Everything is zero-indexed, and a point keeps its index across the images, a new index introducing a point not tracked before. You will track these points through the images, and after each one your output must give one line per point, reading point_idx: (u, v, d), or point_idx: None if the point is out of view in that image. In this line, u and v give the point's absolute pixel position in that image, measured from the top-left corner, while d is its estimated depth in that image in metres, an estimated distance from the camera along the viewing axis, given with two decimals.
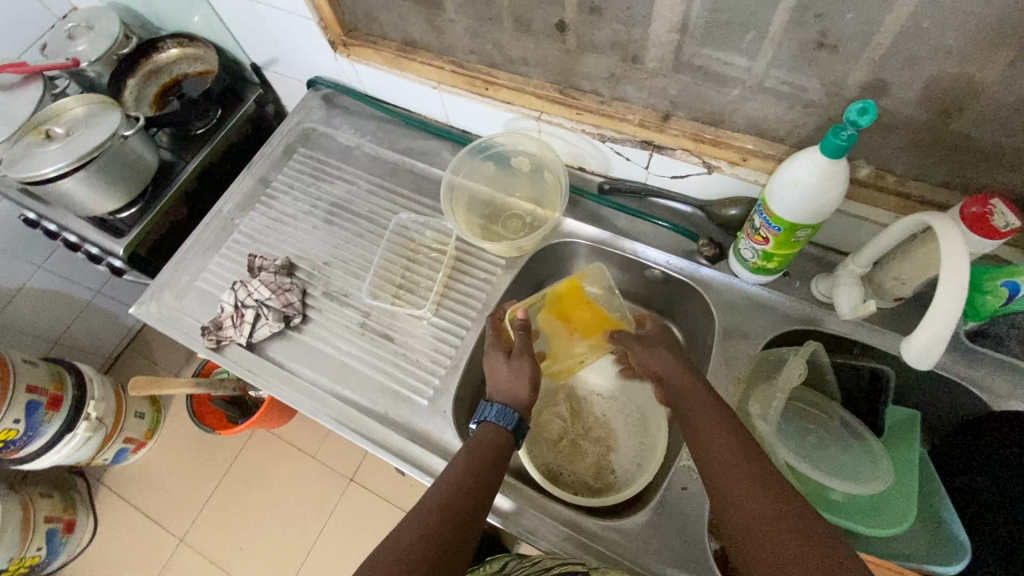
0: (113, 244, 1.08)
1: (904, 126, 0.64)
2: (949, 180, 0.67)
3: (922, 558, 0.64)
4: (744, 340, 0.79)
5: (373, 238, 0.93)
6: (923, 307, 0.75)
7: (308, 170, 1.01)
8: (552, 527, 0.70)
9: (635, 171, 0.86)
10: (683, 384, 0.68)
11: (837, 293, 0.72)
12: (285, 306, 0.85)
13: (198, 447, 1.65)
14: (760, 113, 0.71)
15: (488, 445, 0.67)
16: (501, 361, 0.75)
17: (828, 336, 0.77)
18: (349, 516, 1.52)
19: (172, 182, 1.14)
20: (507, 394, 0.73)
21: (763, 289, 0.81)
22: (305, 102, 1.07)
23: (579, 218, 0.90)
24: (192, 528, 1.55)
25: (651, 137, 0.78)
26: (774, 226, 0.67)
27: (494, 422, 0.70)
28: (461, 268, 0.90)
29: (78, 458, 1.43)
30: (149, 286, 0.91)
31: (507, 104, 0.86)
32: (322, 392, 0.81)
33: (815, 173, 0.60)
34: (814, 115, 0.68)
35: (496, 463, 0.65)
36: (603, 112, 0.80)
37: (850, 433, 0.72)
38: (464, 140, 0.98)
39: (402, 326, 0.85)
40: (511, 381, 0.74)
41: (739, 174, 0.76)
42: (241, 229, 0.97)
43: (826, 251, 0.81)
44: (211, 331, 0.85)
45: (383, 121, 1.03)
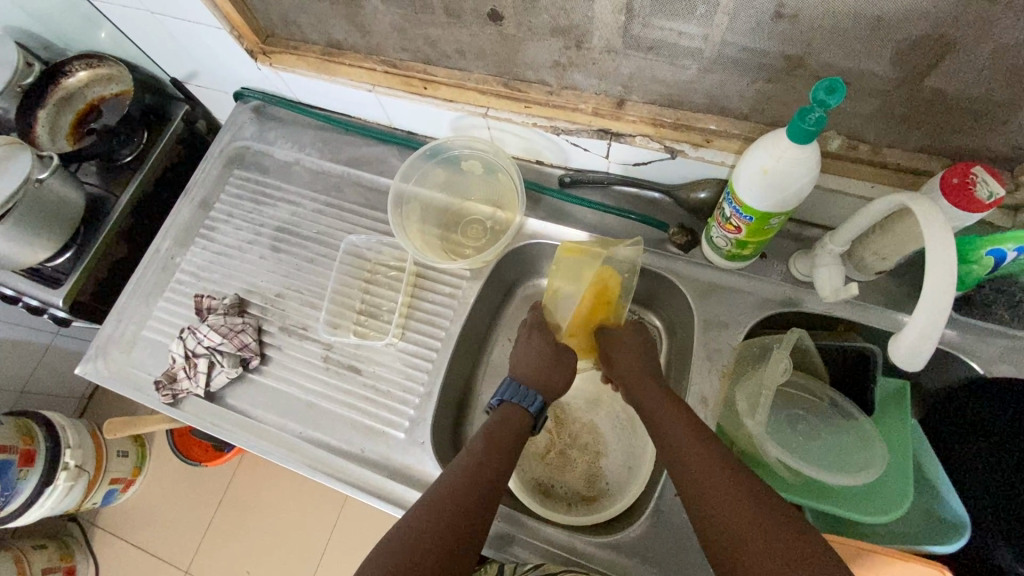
0: (50, 295, 1.01)
1: (876, 93, 0.59)
2: (924, 143, 0.63)
3: (922, 538, 0.63)
4: (725, 331, 0.75)
5: (326, 262, 0.87)
6: (902, 276, 0.72)
7: (247, 195, 0.93)
8: (545, 550, 0.68)
9: (596, 161, 0.80)
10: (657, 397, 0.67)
11: (816, 275, 0.69)
12: (241, 349, 0.80)
13: (188, 478, 1.60)
14: (721, 90, 0.65)
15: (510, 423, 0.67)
16: (521, 354, 0.76)
17: (810, 316, 0.74)
18: (350, 532, 1.50)
19: (104, 219, 1.05)
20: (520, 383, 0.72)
21: (741, 274, 0.76)
22: (235, 117, 0.98)
23: (542, 217, 0.84)
24: (195, 560, 1.53)
25: (608, 126, 0.73)
26: (745, 216, 0.63)
27: (513, 401, 0.70)
28: (423, 285, 0.84)
29: (64, 507, 1.39)
30: (94, 341, 0.85)
31: (449, 103, 0.79)
32: (292, 436, 0.77)
33: (783, 160, 0.55)
34: (780, 88, 0.62)
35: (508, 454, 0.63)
36: (553, 103, 0.74)
37: (840, 414, 0.71)
38: (411, 142, 0.91)
39: (367, 355, 0.81)
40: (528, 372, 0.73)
41: (704, 156, 0.71)
42: (182, 267, 0.90)
43: (801, 225, 0.77)
44: (165, 385, 0.79)
45: (321, 129, 0.95)
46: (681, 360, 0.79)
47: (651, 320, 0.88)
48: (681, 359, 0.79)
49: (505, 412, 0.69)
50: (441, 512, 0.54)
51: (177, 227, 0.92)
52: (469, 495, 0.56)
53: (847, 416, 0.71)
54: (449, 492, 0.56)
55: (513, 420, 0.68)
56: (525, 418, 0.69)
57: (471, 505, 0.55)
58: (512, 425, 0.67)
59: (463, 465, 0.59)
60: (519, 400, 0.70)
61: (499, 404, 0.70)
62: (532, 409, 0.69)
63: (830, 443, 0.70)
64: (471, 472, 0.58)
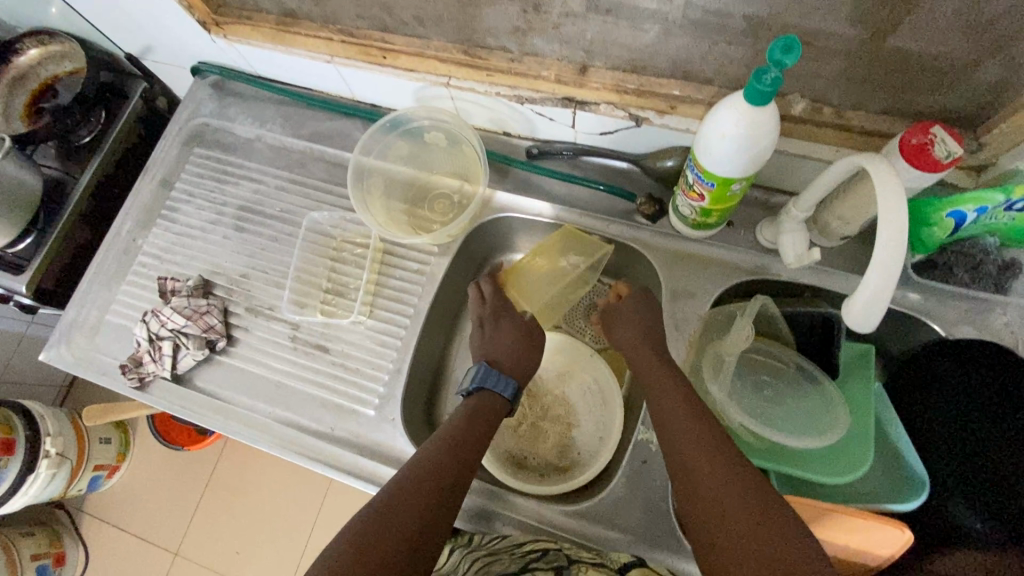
0: (13, 282, 0.98)
1: (837, 53, 0.58)
2: (888, 105, 0.62)
3: (882, 496, 0.65)
4: (693, 300, 0.75)
5: (291, 241, 0.85)
6: (867, 241, 0.72)
7: (208, 173, 0.91)
8: (518, 521, 0.68)
9: (561, 130, 0.78)
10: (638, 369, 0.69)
11: (781, 241, 0.68)
12: (206, 330, 0.79)
13: (173, 462, 1.61)
14: (683, 53, 0.64)
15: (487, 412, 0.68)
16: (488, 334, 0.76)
17: (777, 283, 0.74)
18: (337, 509, 1.52)
19: (65, 203, 1.02)
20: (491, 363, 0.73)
21: (709, 244, 0.76)
22: (193, 93, 0.95)
23: (510, 190, 0.83)
24: (185, 541, 1.54)
25: (571, 94, 0.71)
26: (708, 182, 0.61)
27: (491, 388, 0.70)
28: (390, 261, 0.83)
29: (48, 494, 1.39)
30: (57, 327, 0.84)
31: (410, 73, 0.77)
32: (262, 416, 0.77)
33: (741, 123, 0.54)
34: (742, 51, 0.61)
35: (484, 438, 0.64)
36: (516, 71, 0.72)
37: (805, 378, 0.72)
38: (374, 116, 0.88)
39: (335, 334, 0.80)
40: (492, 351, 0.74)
41: (669, 124, 0.70)
42: (145, 249, 0.88)
43: (769, 192, 0.76)
44: (131, 369, 0.78)
45: (283, 104, 0.92)
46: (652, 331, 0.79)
47: None
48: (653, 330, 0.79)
49: (481, 401, 0.69)
50: (423, 479, 0.57)
51: (137, 208, 0.90)
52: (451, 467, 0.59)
53: (812, 380, 0.72)
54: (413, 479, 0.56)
55: (490, 407, 0.69)
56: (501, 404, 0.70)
57: (443, 481, 0.57)
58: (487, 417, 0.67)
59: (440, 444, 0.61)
60: (495, 387, 0.70)
61: (477, 392, 0.70)
62: (508, 393, 0.70)
63: (795, 409, 0.70)
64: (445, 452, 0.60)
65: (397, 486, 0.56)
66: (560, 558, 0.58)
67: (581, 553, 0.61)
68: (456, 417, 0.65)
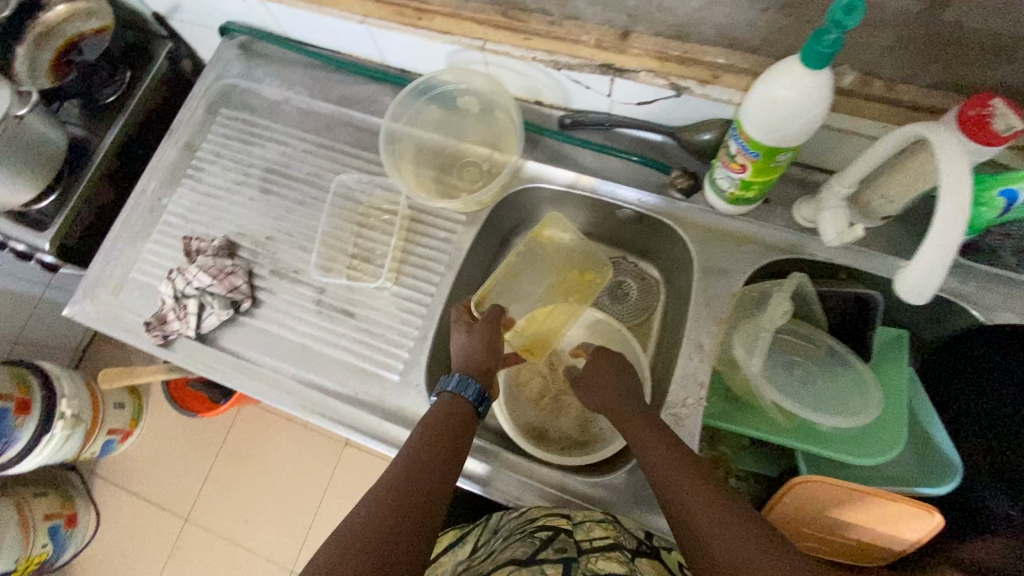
0: (36, 239, 0.98)
1: (894, 21, 0.56)
2: (942, 80, 0.60)
3: (911, 478, 0.65)
4: (725, 277, 0.73)
5: (318, 204, 0.84)
6: (907, 222, 0.71)
7: (234, 135, 0.90)
8: (541, 491, 0.68)
9: (597, 99, 0.77)
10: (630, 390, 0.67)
11: (820, 218, 0.67)
12: (231, 291, 0.79)
13: (185, 429, 1.62)
14: (731, 20, 0.62)
15: (452, 423, 0.62)
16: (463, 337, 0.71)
17: (811, 263, 0.73)
18: (348, 480, 1.53)
19: (89, 162, 1.01)
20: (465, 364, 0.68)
21: (744, 221, 0.74)
22: (220, 53, 0.94)
23: (541, 159, 0.81)
24: (195, 507, 1.56)
25: (611, 60, 0.69)
26: (752, 153, 0.60)
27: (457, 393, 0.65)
28: (417, 228, 0.82)
29: (62, 455, 1.40)
30: (81, 282, 0.84)
31: (444, 35, 0.75)
32: (286, 378, 0.77)
33: (795, 88, 0.52)
34: (793, 18, 0.59)
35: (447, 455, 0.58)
36: (555, 35, 0.70)
37: (836, 360, 0.71)
38: (404, 81, 0.87)
39: (360, 299, 0.79)
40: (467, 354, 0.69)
41: (711, 94, 0.68)
42: (170, 209, 0.87)
43: (808, 170, 0.74)
44: (155, 326, 0.78)
45: (311, 67, 0.91)
46: (681, 307, 0.78)
47: (650, 271, 0.87)
48: (681, 306, 0.78)
49: (444, 407, 0.64)
50: (383, 514, 0.50)
51: (163, 168, 0.89)
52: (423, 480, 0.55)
53: (844, 363, 0.70)
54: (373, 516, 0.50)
55: (456, 416, 0.63)
56: (468, 410, 0.64)
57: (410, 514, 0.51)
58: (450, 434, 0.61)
59: (396, 471, 0.55)
60: (459, 390, 0.64)
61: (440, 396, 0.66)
62: (472, 397, 0.65)
63: (825, 389, 0.69)
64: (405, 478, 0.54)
65: (363, 515, 0.50)
66: (570, 547, 0.55)
67: (592, 527, 0.59)
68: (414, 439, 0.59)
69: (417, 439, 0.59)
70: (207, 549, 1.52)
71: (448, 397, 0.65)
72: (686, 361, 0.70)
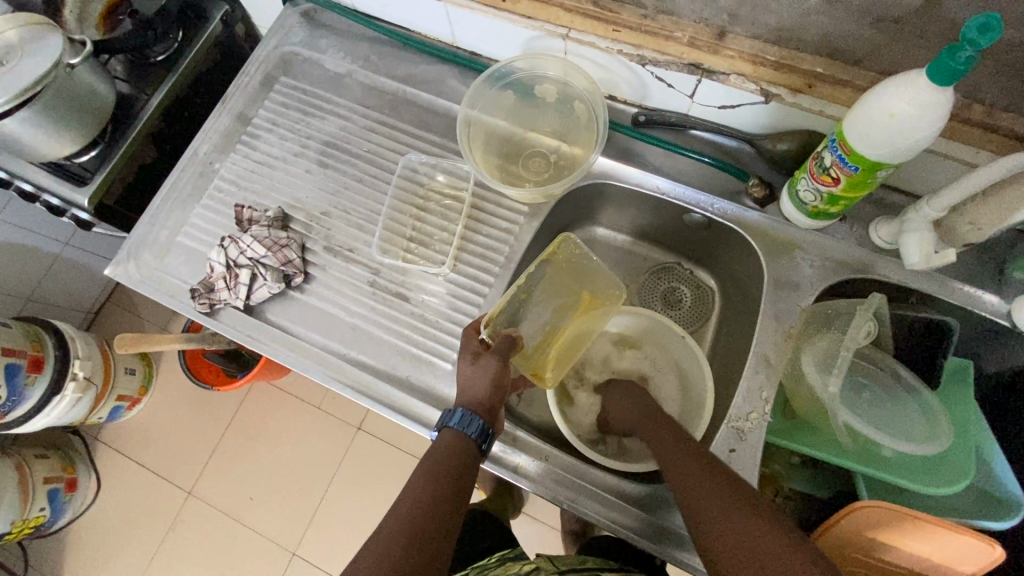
0: (75, 193, 0.95)
1: (1012, 45, 0.54)
2: None
3: (971, 513, 0.63)
4: (796, 292, 0.72)
5: (377, 182, 0.82)
6: (985, 251, 0.70)
7: (293, 104, 0.87)
8: (596, 496, 0.66)
9: (676, 99, 0.75)
10: (677, 430, 0.64)
11: (904, 240, 0.66)
12: (284, 264, 0.76)
13: (195, 401, 1.59)
14: (837, 28, 0.60)
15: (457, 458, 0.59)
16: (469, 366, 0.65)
17: (884, 284, 0.71)
18: (359, 465, 1.51)
19: (134, 120, 0.98)
20: (473, 399, 0.63)
21: (817, 236, 0.73)
22: (282, 20, 0.91)
23: (611, 155, 0.80)
24: (199, 481, 1.53)
25: (701, 60, 0.67)
26: (851, 167, 0.58)
27: (458, 429, 0.61)
28: (479, 215, 0.80)
29: (70, 419, 1.36)
30: (125, 242, 0.81)
31: (528, 20, 0.73)
32: (334, 357, 0.74)
33: (915, 103, 0.51)
34: (904, 32, 0.57)
35: (453, 486, 0.57)
36: (645, 28, 0.68)
37: (902, 386, 0.69)
38: (474, 64, 0.84)
39: (415, 283, 0.77)
40: (474, 385, 0.64)
41: (801, 103, 0.66)
42: (222, 174, 0.84)
43: (888, 191, 0.73)
44: (202, 294, 0.76)
45: (376, 42, 0.89)
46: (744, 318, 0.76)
47: (705, 279, 0.87)
48: (745, 317, 0.76)
49: (447, 447, 0.60)
50: (386, 561, 0.50)
51: (216, 132, 0.87)
52: (420, 533, 0.53)
53: (909, 389, 0.68)
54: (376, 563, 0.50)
55: (458, 455, 0.59)
56: (470, 446, 0.60)
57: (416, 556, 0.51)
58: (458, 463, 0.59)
59: (401, 512, 0.55)
60: (460, 426, 0.60)
61: (441, 432, 0.62)
62: (473, 433, 0.60)
63: (890, 415, 0.67)
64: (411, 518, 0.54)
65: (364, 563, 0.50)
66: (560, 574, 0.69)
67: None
68: (419, 472, 0.58)
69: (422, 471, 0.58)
70: (208, 525, 1.49)
71: (450, 437, 0.60)
72: (751, 374, 0.69)
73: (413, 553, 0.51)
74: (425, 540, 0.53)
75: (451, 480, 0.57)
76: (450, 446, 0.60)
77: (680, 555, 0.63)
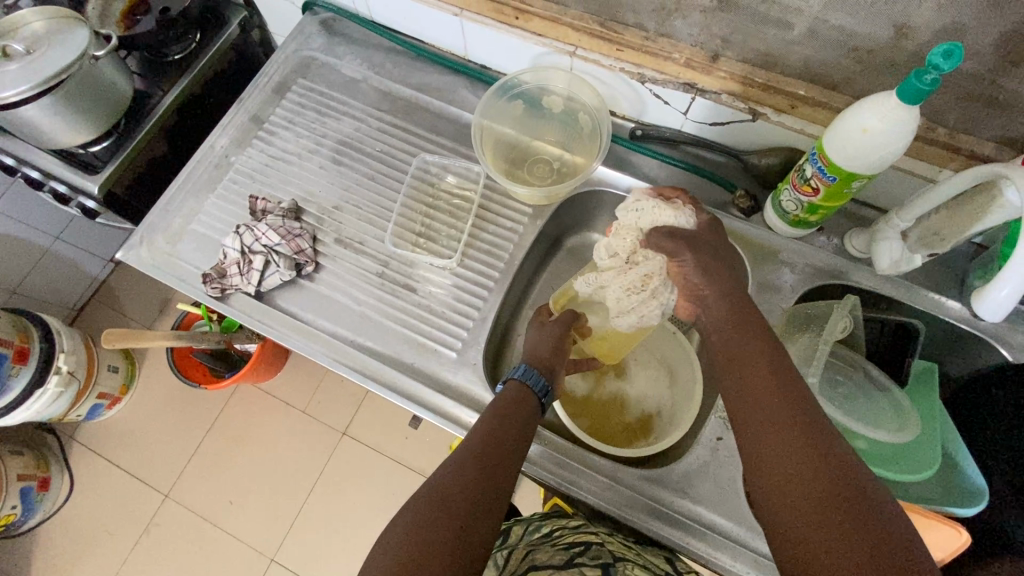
0: (84, 181, 0.97)
1: (965, 79, 0.62)
2: (1000, 134, 0.66)
3: (939, 500, 0.67)
4: (778, 295, 0.77)
5: (388, 181, 0.86)
6: (946, 263, 0.77)
7: (309, 105, 0.92)
8: (592, 479, 0.69)
9: (671, 116, 0.82)
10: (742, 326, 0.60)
11: (877, 247, 0.73)
12: (297, 253, 0.79)
13: (178, 401, 1.57)
14: (816, 57, 0.67)
15: (523, 403, 0.64)
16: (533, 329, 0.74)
17: (856, 289, 0.77)
18: (344, 469, 1.50)
19: (148, 114, 1.01)
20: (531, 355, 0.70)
21: (797, 244, 0.79)
22: (302, 27, 0.96)
23: (610, 165, 0.85)
24: (178, 483, 1.50)
25: (695, 79, 0.74)
26: (829, 176, 0.65)
27: (521, 380, 0.66)
28: (485, 215, 0.85)
29: (50, 413, 1.33)
30: (138, 227, 0.83)
31: (539, 37, 0.79)
32: (342, 343, 0.77)
33: (886, 119, 0.58)
34: (875, 62, 0.64)
35: (518, 427, 0.61)
36: (646, 49, 0.74)
37: (873, 384, 0.74)
38: (485, 77, 0.90)
39: (422, 276, 0.81)
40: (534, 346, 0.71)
41: (784, 122, 0.74)
42: (237, 167, 0.88)
43: (860, 206, 0.80)
44: (215, 279, 0.78)
45: (392, 52, 0.94)
46: None
47: None
48: None
49: (513, 395, 0.65)
50: (462, 484, 0.54)
51: (234, 127, 0.90)
52: (488, 462, 0.57)
53: (880, 387, 0.74)
54: (451, 485, 0.54)
55: (523, 402, 0.64)
56: (533, 397, 0.66)
57: (492, 482, 0.56)
58: (522, 409, 0.64)
59: (472, 443, 0.58)
60: (523, 377, 0.66)
61: (506, 381, 0.67)
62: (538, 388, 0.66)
63: (864, 408, 0.72)
64: (482, 449, 0.58)
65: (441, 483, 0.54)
66: (606, 555, 0.65)
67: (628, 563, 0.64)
68: (493, 410, 0.63)
69: (491, 412, 0.62)
70: (184, 529, 1.46)
71: (515, 387, 0.66)
72: None
73: (486, 479, 0.55)
74: (497, 469, 0.57)
75: (517, 423, 0.62)
76: (513, 393, 0.65)
77: (670, 535, 0.66)
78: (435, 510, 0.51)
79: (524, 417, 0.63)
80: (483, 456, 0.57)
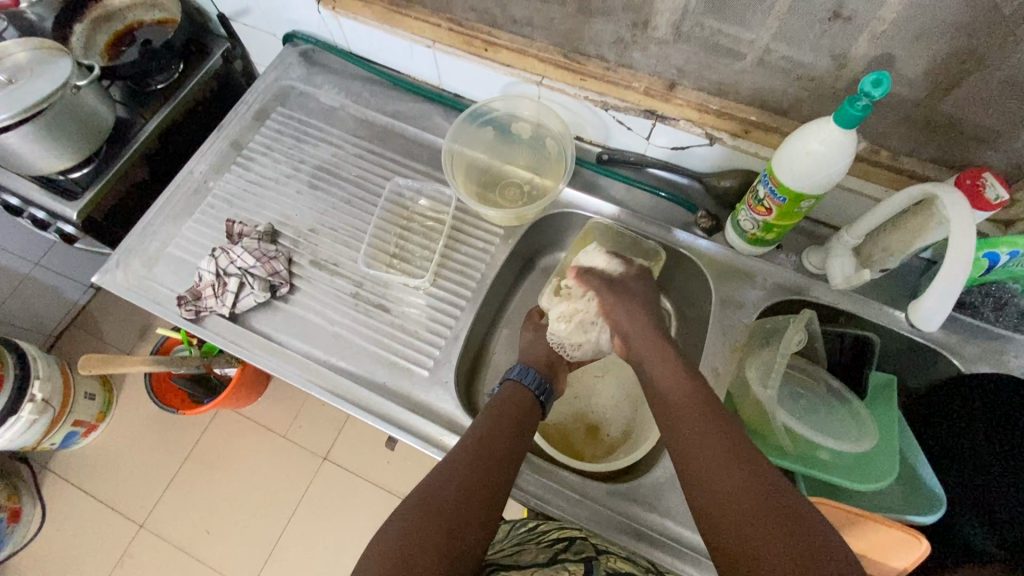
0: (63, 207, 0.98)
1: (900, 105, 0.67)
2: (937, 156, 0.70)
3: (900, 509, 0.68)
4: (740, 310, 0.80)
5: (364, 205, 0.89)
6: (898, 278, 0.80)
7: (288, 132, 0.94)
8: (562, 493, 0.70)
9: (635, 141, 0.86)
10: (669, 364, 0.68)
11: (830, 263, 0.76)
12: (272, 275, 0.81)
13: (156, 427, 1.55)
14: (765, 86, 0.71)
15: (512, 408, 0.68)
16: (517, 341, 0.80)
17: (814, 304, 0.81)
18: (324, 494, 1.49)
19: (129, 141, 1.03)
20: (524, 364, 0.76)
21: (758, 261, 0.82)
22: (282, 57, 1.00)
23: (578, 188, 0.89)
24: (154, 512, 1.47)
25: (655, 106, 0.78)
26: (779, 197, 0.68)
27: (518, 380, 0.72)
28: (458, 236, 0.87)
29: (23, 442, 1.30)
30: (116, 250, 0.84)
31: (508, 67, 0.83)
32: (316, 363, 0.78)
33: (826, 143, 0.61)
34: (818, 90, 0.69)
35: (508, 432, 0.64)
36: (608, 78, 0.79)
37: (835, 397, 0.77)
38: (459, 105, 0.94)
39: (396, 296, 0.83)
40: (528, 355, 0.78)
41: (740, 146, 0.77)
42: (216, 192, 0.90)
43: (816, 224, 0.84)
44: (189, 301, 0.79)
45: (369, 81, 0.98)
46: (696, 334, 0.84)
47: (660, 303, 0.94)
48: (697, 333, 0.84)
49: (501, 403, 0.69)
50: (454, 482, 0.56)
51: (213, 153, 0.92)
52: (480, 462, 0.59)
53: (841, 399, 0.76)
54: (441, 484, 0.56)
55: (511, 408, 0.68)
56: (527, 401, 0.70)
57: (485, 480, 0.57)
58: (510, 416, 0.67)
59: (463, 447, 0.61)
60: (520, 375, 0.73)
61: (504, 382, 0.73)
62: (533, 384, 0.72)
63: (825, 420, 0.74)
64: (472, 451, 0.60)
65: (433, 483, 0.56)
66: (589, 549, 0.61)
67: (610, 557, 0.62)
68: (484, 415, 0.66)
69: (482, 418, 0.65)
70: (158, 559, 1.42)
71: (507, 390, 0.71)
72: None
73: (478, 478, 0.57)
74: (489, 469, 0.59)
75: (508, 428, 0.64)
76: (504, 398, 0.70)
77: (638, 548, 0.67)
78: (427, 507, 0.53)
79: (514, 423, 0.66)
80: (473, 457, 0.59)
